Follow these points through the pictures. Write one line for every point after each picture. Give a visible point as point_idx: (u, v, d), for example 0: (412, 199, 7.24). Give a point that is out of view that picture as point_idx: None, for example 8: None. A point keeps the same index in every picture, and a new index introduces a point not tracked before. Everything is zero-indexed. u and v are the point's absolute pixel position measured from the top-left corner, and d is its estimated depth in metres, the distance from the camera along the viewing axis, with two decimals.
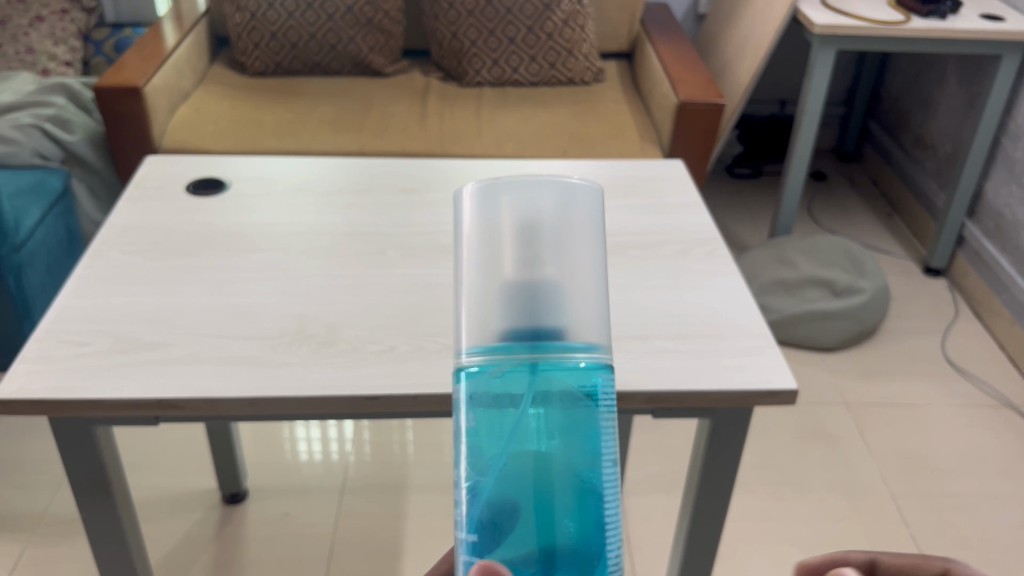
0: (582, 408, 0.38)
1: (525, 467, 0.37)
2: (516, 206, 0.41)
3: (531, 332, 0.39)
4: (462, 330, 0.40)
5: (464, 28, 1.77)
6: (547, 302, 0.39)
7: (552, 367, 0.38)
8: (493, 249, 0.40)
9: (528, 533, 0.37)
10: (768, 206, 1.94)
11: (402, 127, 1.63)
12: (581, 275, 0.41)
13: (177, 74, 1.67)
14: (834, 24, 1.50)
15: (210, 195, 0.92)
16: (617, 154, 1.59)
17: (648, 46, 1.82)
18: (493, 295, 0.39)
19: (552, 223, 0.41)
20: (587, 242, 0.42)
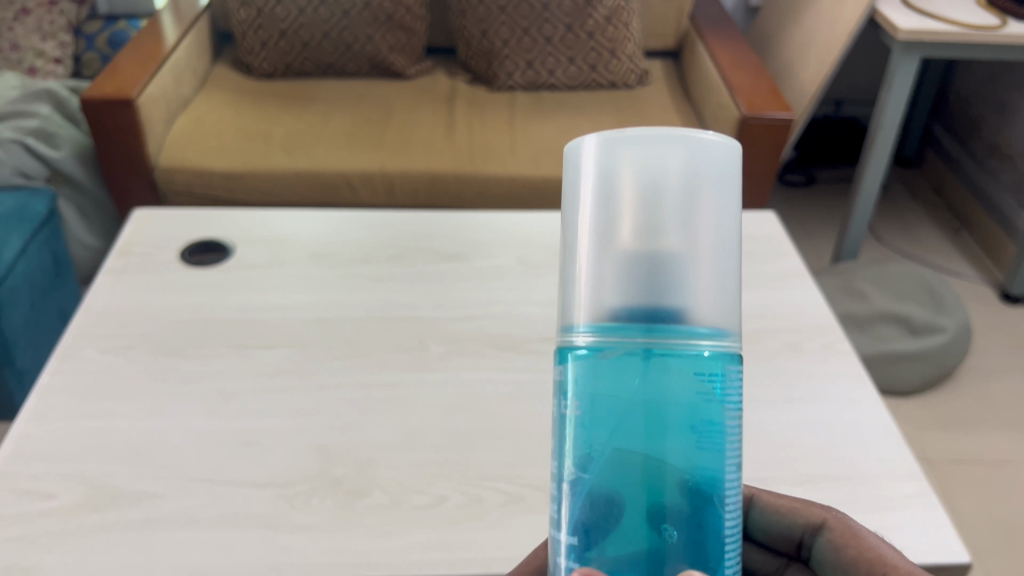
0: (699, 400, 0.38)
1: (636, 461, 0.38)
2: (639, 168, 0.41)
3: (646, 312, 0.39)
4: (577, 296, 0.42)
5: (494, 27, 1.59)
6: (664, 279, 0.40)
7: (669, 353, 0.39)
8: (610, 215, 0.41)
9: (636, 527, 0.38)
10: (825, 223, 1.78)
11: (427, 141, 1.46)
12: (701, 245, 0.41)
13: (175, 79, 1.49)
14: (920, 29, 1.31)
15: (211, 264, 0.76)
16: None
17: (699, 47, 1.64)
18: (609, 269, 0.40)
19: (676, 189, 0.41)
20: (711, 209, 0.41)
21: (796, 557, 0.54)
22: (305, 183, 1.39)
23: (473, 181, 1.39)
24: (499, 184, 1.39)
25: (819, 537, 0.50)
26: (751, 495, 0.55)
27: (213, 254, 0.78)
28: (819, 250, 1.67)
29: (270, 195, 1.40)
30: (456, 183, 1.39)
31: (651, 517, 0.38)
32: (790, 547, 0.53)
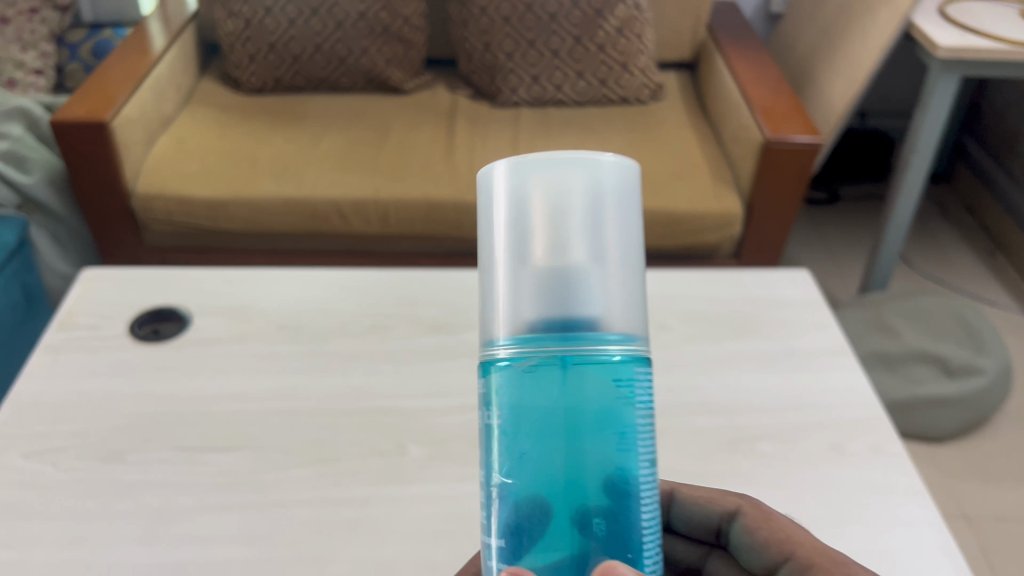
0: (613, 403, 0.38)
1: (556, 465, 0.38)
2: (545, 184, 0.40)
3: (562, 324, 0.39)
4: (495, 316, 0.41)
5: (498, 39, 1.50)
6: (579, 289, 0.39)
7: (583, 359, 0.38)
8: (521, 234, 0.40)
9: (560, 532, 0.38)
10: (850, 247, 1.68)
11: (426, 165, 1.35)
12: (613, 258, 0.40)
13: (157, 97, 1.40)
14: (962, 46, 1.20)
15: (164, 338, 0.71)
16: (685, 202, 1.31)
17: (717, 62, 1.54)
18: (525, 285, 0.39)
19: (583, 205, 0.40)
20: (621, 223, 0.42)
21: (716, 544, 0.57)
22: (294, 211, 1.29)
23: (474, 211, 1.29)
24: None
25: (735, 523, 0.52)
26: (669, 489, 0.57)
27: (166, 320, 0.74)
28: (845, 279, 1.58)
29: (258, 224, 1.31)
30: (456, 213, 1.29)
31: (574, 521, 0.38)
32: (709, 535, 0.55)
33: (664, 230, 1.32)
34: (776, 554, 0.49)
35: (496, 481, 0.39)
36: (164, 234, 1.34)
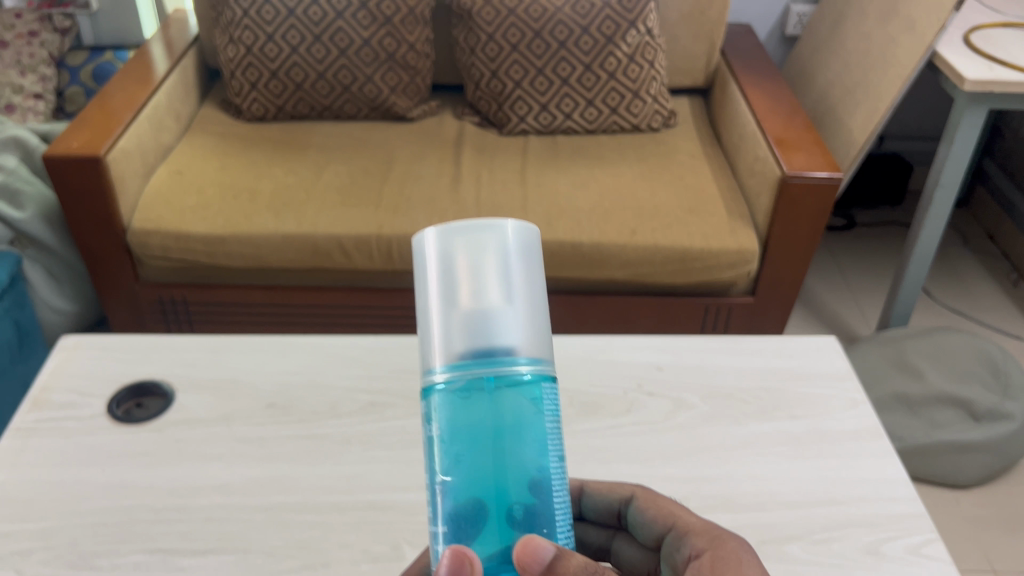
0: (531, 412, 0.42)
1: (483, 465, 0.41)
2: (464, 237, 0.44)
3: (487, 353, 0.42)
4: (429, 351, 0.44)
5: (505, 65, 1.46)
6: (501, 323, 0.42)
7: (504, 377, 0.41)
8: (448, 278, 0.44)
9: (493, 528, 0.40)
10: (868, 279, 1.63)
11: (431, 199, 1.31)
12: (529, 295, 0.44)
13: (155, 126, 1.36)
14: (990, 79, 1.15)
15: (140, 420, 0.69)
16: (699, 238, 1.26)
17: (731, 88, 1.49)
18: (454, 324, 0.42)
19: (500, 251, 0.44)
20: (532, 269, 0.46)
21: (620, 528, 0.59)
22: (294, 247, 1.24)
23: None
24: None
25: (631, 506, 0.56)
26: (578, 483, 0.60)
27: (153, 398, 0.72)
28: (863, 314, 1.53)
29: (256, 260, 1.26)
30: None
31: (503, 515, 0.41)
32: (614, 519, 0.58)
33: (677, 268, 1.27)
34: (666, 526, 0.53)
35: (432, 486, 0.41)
36: (160, 270, 1.30)
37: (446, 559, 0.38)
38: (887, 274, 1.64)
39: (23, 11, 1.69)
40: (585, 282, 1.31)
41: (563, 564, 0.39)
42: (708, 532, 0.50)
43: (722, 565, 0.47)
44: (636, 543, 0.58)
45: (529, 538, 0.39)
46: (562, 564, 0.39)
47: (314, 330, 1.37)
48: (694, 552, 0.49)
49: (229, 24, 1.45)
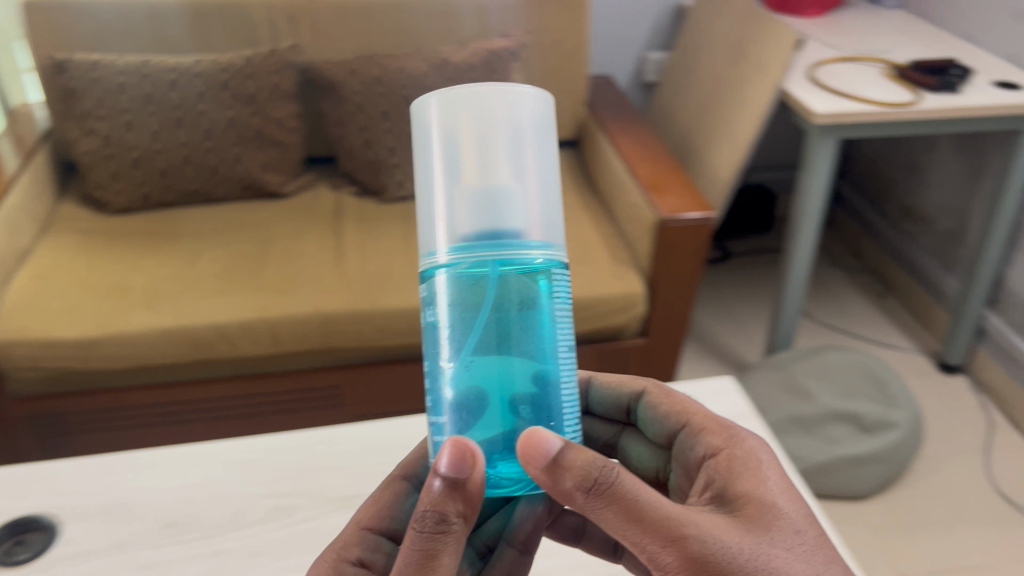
0: (534, 299, 0.48)
1: (489, 356, 0.48)
2: (472, 112, 0.49)
3: (491, 234, 0.48)
4: (435, 224, 0.50)
5: (378, 135, 1.46)
6: (505, 204, 0.48)
7: (508, 265, 0.48)
8: (455, 152, 0.49)
9: (495, 412, 0.48)
10: (749, 307, 1.70)
11: (317, 276, 1.28)
12: (530, 172, 0.50)
13: (10, 229, 1.28)
14: (837, 111, 1.22)
15: (23, 559, 0.64)
16: (587, 286, 1.28)
17: (600, 138, 1.54)
18: (461, 201, 0.49)
19: (503, 128, 0.50)
20: (535, 143, 0.51)
21: (627, 423, 0.68)
22: (175, 342, 1.18)
23: (372, 318, 1.23)
24: (404, 318, 1.23)
25: (641, 400, 0.65)
26: (588, 379, 0.70)
27: (37, 538, 0.66)
28: (750, 340, 1.59)
29: (136, 359, 1.19)
30: (351, 323, 1.22)
31: (508, 400, 0.48)
32: (622, 414, 0.68)
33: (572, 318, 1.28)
34: (673, 421, 0.62)
35: (443, 367, 0.48)
36: (29, 383, 1.21)
37: (451, 452, 0.45)
38: (766, 300, 1.71)
39: None
40: None
41: (569, 457, 0.45)
42: (725, 433, 0.57)
43: (741, 465, 0.54)
44: (642, 440, 0.67)
45: (537, 435, 0.46)
46: (567, 455, 0.46)
47: (205, 428, 1.30)
48: (711, 450, 0.56)
49: (81, 115, 1.38)
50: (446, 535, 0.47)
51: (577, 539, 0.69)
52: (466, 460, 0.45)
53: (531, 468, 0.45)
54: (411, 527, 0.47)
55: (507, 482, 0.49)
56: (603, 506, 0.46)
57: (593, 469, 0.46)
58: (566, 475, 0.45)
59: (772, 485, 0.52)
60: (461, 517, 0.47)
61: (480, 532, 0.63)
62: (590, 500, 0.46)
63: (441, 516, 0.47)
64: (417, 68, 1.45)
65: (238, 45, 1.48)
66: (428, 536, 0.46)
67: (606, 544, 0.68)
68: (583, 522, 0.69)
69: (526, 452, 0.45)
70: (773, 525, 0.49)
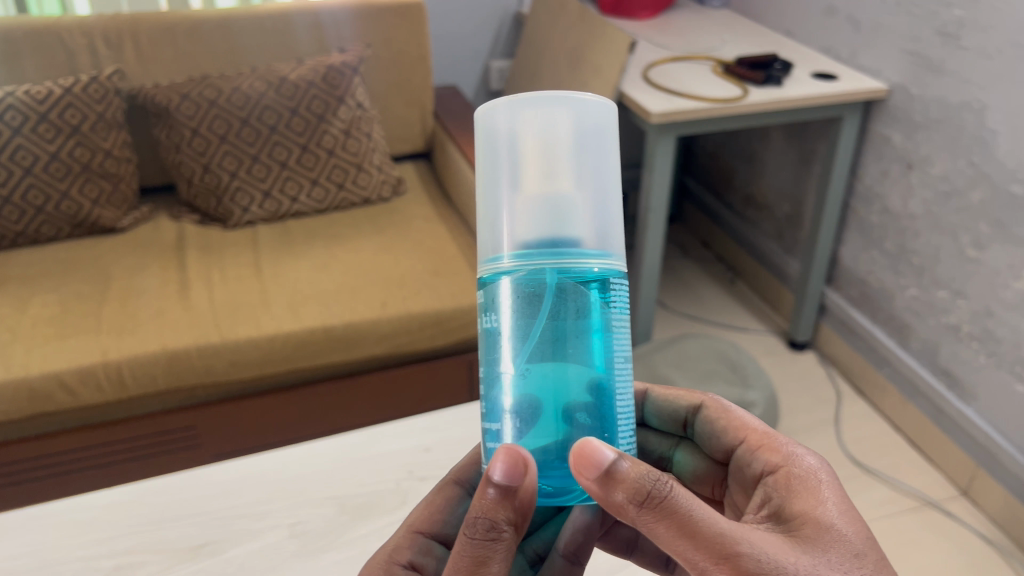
0: (594, 310, 0.47)
1: (546, 364, 0.46)
2: (537, 118, 0.48)
3: (550, 241, 0.47)
4: (493, 230, 0.48)
5: (217, 158, 1.40)
6: (566, 212, 0.47)
7: (565, 272, 0.46)
8: (517, 157, 0.48)
9: (551, 422, 0.46)
10: None
11: (159, 312, 1.22)
12: (593, 180, 0.49)
13: None
14: (672, 109, 1.26)
15: None
16: (444, 298, 1.27)
17: (450, 149, 1.54)
18: (520, 206, 0.47)
19: (569, 136, 0.49)
20: (600, 151, 0.50)
21: (683, 436, 0.67)
22: (4, 397, 1.10)
23: (223, 351, 1.18)
24: (257, 347, 1.19)
25: (697, 414, 0.64)
26: (643, 391, 0.69)
27: None
28: None
29: None
30: (202, 358, 1.17)
31: (565, 411, 0.46)
32: (677, 428, 0.66)
33: (434, 331, 1.27)
34: (730, 437, 0.61)
35: (504, 373, 0.47)
36: None
37: (504, 460, 0.45)
38: None
39: None
40: (345, 365, 1.27)
41: (622, 470, 0.44)
42: (784, 450, 0.56)
43: (801, 484, 0.53)
44: (696, 453, 0.66)
45: (589, 444, 0.45)
46: (617, 470, 0.44)
47: (50, 485, 1.21)
48: (770, 467, 0.56)
49: None
50: (495, 543, 0.46)
51: (628, 551, 0.69)
52: (519, 468, 0.44)
53: (583, 478, 0.44)
54: (462, 531, 0.47)
55: (565, 491, 0.47)
56: (656, 520, 0.45)
57: (645, 483, 0.45)
58: (619, 488, 0.45)
59: (830, 504, 0.51)
60: (512, 525, 0.47)
61: (530, 541, 0.62)
62: (643, 514, 0.45)
63: (491, 523, 0.46)
64: (254, 88, 1.41)
65: (55, 72, 1.39)
66: (479, 543, 0.46)
67: (658, 558, 0.68)
68: (636, 534, 0.68)
69: (580, 464, 0.44)
70: (830, 545, 0.49)
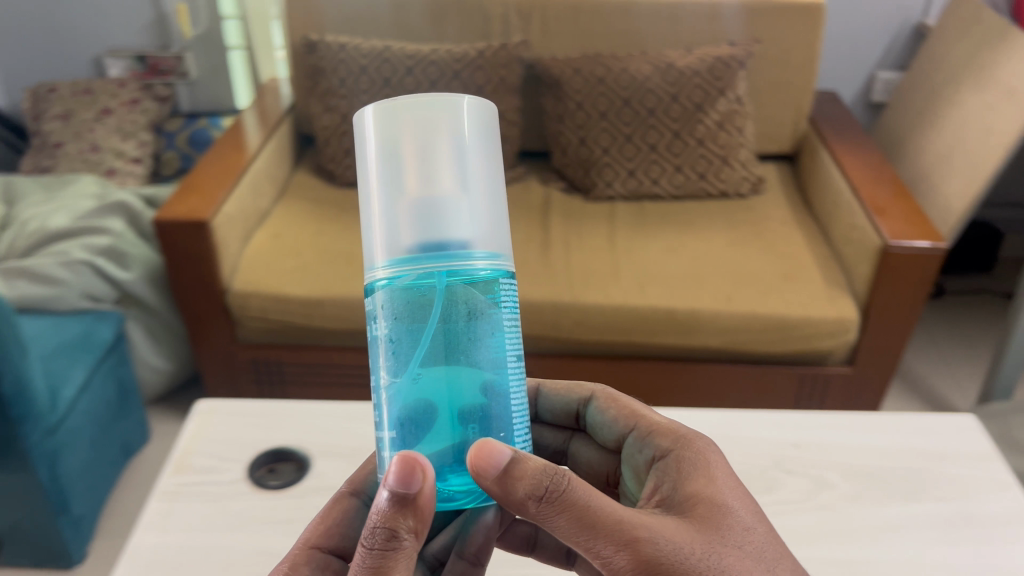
0: (484, 311, 0.43)
1: (437, 369, 0.42)
2: (412, 117, 0.44)
3: (437, 245, 0.42)
4: (372, 241, 0.44)
5: (594, 133, 1.48)
6: (447, 215, 0.43)
7: (457, 272, 0.42)
8: (394, 161, 0.44)
9: (444, 428, 0.42)
10: (965, 350, 1.58)
11: (522, 263, 1.32)
12: (478, 182, 0.45)
13: (256, 191, 1.40)
14: None
15: (281, 485, 0.62)
16: (793, 304, 1.24)
17: (821, 156, 1.49)
18: (401, 213, 0.43)
19: (447, 136, 0.44)
20: (483, 150, 0.46)
21: (578, 428, 0.65)
22: None
23: (571, 311, 1.25)
24: (603, 314, 1.25)
25: (591, 405, 0.61)
26: (536, 386, 0.67)
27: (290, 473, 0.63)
28: (963, 385, 1.49)
29: (352, 322, 1.27)
30: (552, 312, 1.25)
31: (455, 418, 0.42)
32: (571, 420, 0.65)
33: (777, 336, 1.25)
34: (624, 426, 0.58)
35: (384, 385, 0.43)
36: (259, 331, 1.32)
37: (398, 467, 0.40)
38: (983, 345, 1.59)
39: (127, 82, 1.82)
40: (679, 349, 1.29)
41: (519, 466, 0.41)
42: (672, 434, 0.53)
43: (689, 465, 0.49)
44: (592, 444, 0.64)
45: (488, 443, 0.41)
46: (517, 467, 0.41)
47: None
48: (659, 452, 0.52)
49: (326, 93, 1.50)
50: (396, 552, 0.41)
51: (529, 549, 0.65)
52: (415, 473, 0.40)
53: (482, 481, 0.40)
54: (359, 545, 0.42)
55: (461, 496, 0.43)
56: (556, 514, 0.42)
57: (543, 477, 0.42)
58: (519, 485, 0.41)
59: (723, 483, 0.48)
60: (414, 533, 0.42)
61: (430, 545, 0.55)
62: (542, 510, 0.42)
63: (391, 532, 0.41)
64: (641, 71, 1.46)
65: (472, 37, 1.55)
66: (377, 554, 0.41)
67: (559, 552, 0.64)
68: (535, 531, 0.64)
69: (475, 462, 0.40)
70: (724, 523, 0.45)
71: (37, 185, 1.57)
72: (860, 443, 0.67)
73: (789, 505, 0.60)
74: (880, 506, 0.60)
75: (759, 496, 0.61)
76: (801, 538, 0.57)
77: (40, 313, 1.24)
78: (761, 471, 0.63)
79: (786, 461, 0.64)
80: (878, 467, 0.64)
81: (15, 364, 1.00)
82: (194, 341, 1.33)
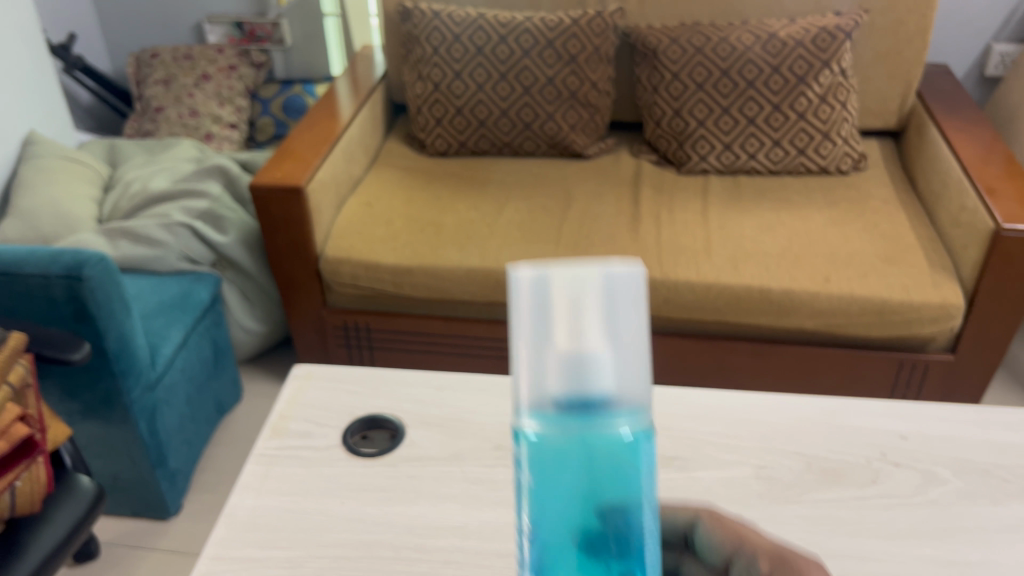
0: (631, 491, 0.30)
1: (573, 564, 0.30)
2: (551, 275, 0.30)
3: (583, 416, 0.30)
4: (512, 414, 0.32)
5: (689, 105, 1.44)
6: (596, 388, 0.30)
7: (599, 446, 0.30)
8: (530, 326, 0.31)
9: None
10: None
11: (610, 238, 1.30)
12: (635, 341, 0.31)
13: (349, 159, 1.42)
14: None
15: (374, 453, 0.62)
16: (894, 287, 1.19)
17: (929, 132, 1.42)
18: (540, 395, 0.31)
19: (595, 285, 0.30)
20: (639, 299, 0.31)
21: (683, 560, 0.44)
22: (475, 281, 1.25)
23: (661, 288, 1.23)
24: (693, 292, 1.22)
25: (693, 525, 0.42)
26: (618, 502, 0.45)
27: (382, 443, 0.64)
28: None
29: (440, 291, 1.28)
30: None
31: None
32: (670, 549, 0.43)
33: (875, 320, 1.20)
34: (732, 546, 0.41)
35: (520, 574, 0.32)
36: (347, 297, 1.34)
37: None
38: None
39: (225, 48, 1.86)
40: (769, 329, 1.26)
41: None
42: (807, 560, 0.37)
43: None
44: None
45: None
46: None
47: (489, 366, 1.37)
48: None
49: (418, 61, 1.50)
50: None
51: None
52: None
53: None
54: None
55: None
56: None
57: None
58: None
59: None
60: None
61: None
62: None
63: None
64: (742, 40, 1.41)
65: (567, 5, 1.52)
66: None
67: None
68: None
69: None
70: None
71: (140, 148, 1.62)
72: (974, 437, 0.63)
73: (896, 499, 0.58)
74: (997, 505, 0.57)
75: (863, 488, 0.58)
76: (908, 533, 0.55)
77: (141, 272, 1.29)
78: (866, 461, 0.61)
79: (893, 452, 0.62)
80: (993, 462, 0.61)
81: (120, 320, 1.04)
82: (285, 304, 1.37)
